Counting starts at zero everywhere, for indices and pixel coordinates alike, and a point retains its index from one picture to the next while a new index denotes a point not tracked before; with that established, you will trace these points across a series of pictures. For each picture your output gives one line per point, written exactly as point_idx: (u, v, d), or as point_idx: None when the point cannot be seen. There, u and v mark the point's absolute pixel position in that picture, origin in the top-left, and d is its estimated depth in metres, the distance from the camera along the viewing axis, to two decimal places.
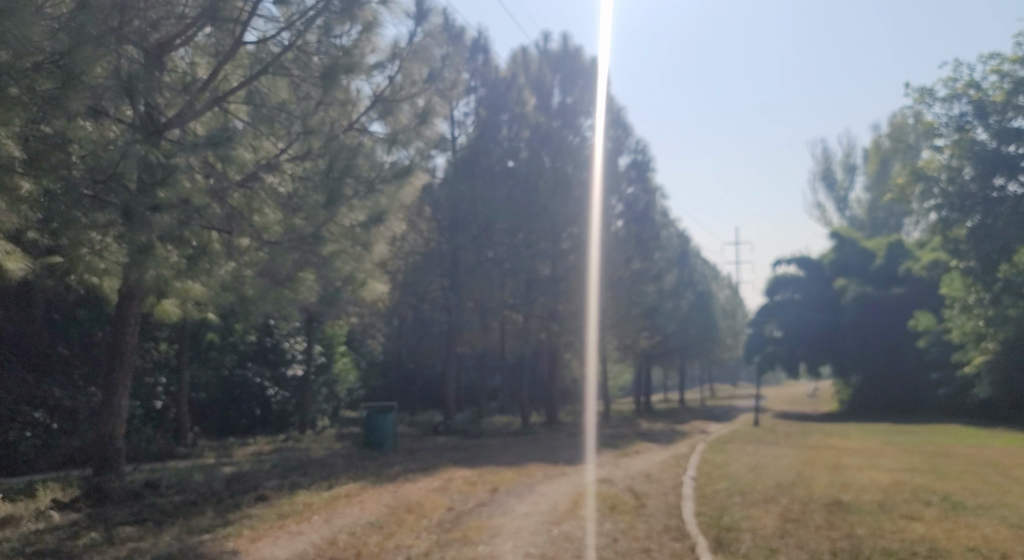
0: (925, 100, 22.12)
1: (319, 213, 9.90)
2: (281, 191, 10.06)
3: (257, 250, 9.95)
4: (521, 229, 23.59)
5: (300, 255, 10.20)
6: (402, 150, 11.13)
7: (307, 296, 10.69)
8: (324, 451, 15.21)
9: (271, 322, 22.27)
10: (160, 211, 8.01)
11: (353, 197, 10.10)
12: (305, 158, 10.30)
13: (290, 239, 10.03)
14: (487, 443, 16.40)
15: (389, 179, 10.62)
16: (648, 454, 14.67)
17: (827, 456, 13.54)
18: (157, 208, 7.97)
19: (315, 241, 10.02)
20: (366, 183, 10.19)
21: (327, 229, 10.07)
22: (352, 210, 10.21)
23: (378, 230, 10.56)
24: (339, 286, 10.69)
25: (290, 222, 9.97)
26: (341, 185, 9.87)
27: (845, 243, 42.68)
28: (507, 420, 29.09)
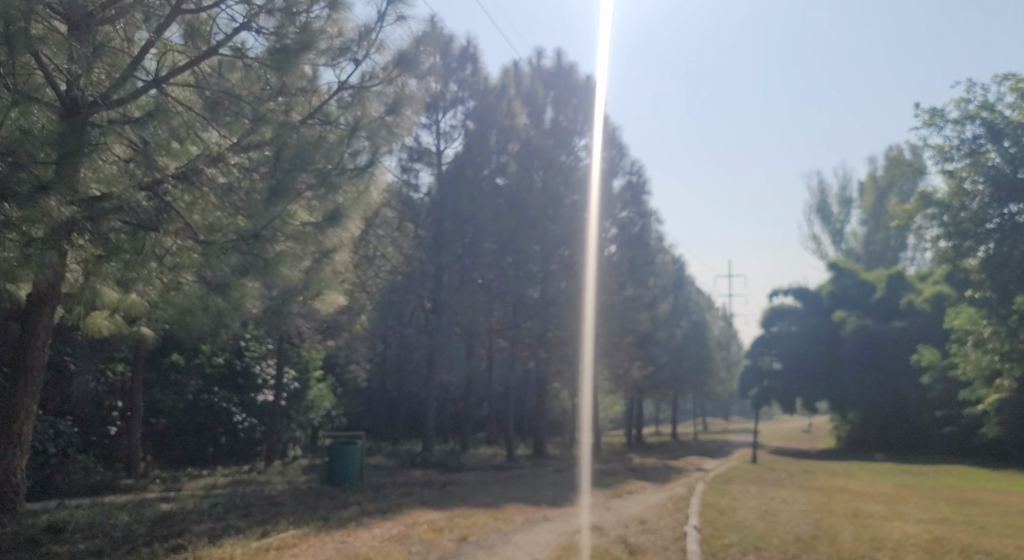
0: (935, 122, 20.99)
1: (267, 212, 8.62)
2: (222, 182, 8.70)
3: (188, 251, 8.56)
4: (510, 249, 22.47)
5: (245, 262, 8.71)
6: (365, 143, 9.56)
7: (251, 308, 9.18)
8: (284, 485, 13.81)
9: (242, 343, 20.85)
10: (50, 192, 6.99)
11: (306, 190, 8.92)
12: (248, 150, 9.00)
13: (232, 241, 8.66)
14: (465, 478, 14.99)
15: (349, 176, 9.25)
16: (643, 494, 13.28)
17: (843, 502, 12.15)
18: (45, 189, 6.97)
19: (254, 239, 8.65)
20: (320, 176, 8.97)
21: (274, 227, 8.71)
22: (304, 211, 9.02)
23: (338, 232, 9.21)
24: (293, 292, 9.43)
25: (230, 222, 8.70)
26: (291, 177, 8.69)
27: (844, 274, 41.55)
28: (492, 453, 27.66)
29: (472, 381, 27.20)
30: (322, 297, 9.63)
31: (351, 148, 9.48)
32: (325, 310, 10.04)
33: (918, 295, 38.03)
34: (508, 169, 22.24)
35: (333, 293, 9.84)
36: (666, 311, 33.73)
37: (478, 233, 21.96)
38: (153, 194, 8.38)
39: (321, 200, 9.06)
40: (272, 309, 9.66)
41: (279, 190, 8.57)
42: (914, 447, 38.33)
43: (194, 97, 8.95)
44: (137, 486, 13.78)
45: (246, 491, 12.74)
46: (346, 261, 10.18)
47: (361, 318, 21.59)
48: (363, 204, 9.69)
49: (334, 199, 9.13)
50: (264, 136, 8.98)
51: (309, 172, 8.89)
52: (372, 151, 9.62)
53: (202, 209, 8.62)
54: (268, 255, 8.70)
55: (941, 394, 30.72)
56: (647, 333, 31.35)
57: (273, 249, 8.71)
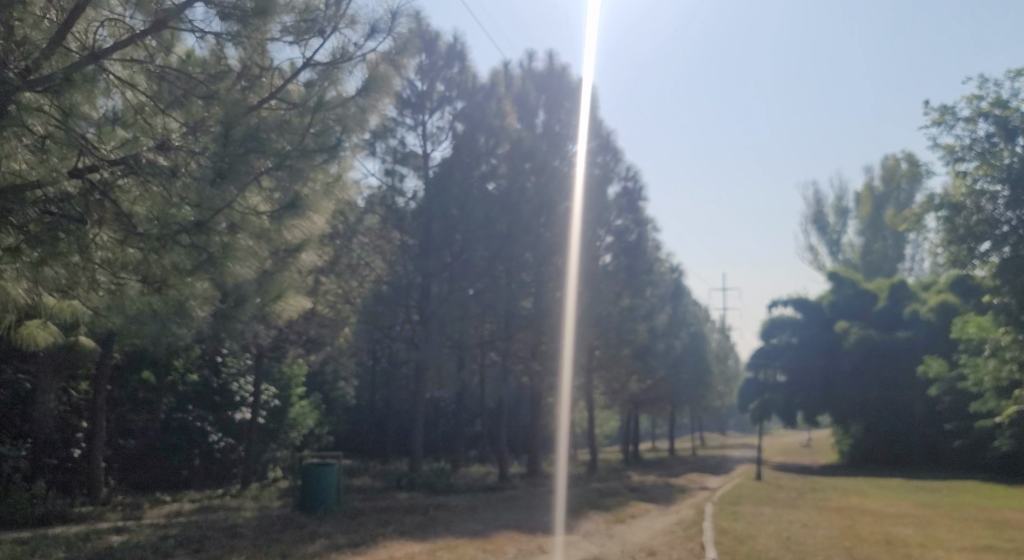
0: (945, 119, 20.00)
1: (213, 199, 7.54)
2: (163, 165, 7.49)
3: (122, 243, 7.44)
4: (501, 256, 21.19)
5: (193, 259, 7.48)
6: (334, 122, 8.31)
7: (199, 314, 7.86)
8: (255, 512, 12.64)
9: (218, 357, 20.04)
10: None
11: (262, 174, 7.89)
12: (196, 131, 7.74)
13: (174, 230, 7.44)
14: (453, 502, 13.84)
15: (311, 157, 8.08)
16: (648, 518, 12.14)
17: (869, 525, 11.03)
18: None
19: (196, 228, 7.50)
20: (277, 157, 7.88)
21: (225, 217, 7.67)
22: (256, 194, 7.95)
23: (294, 224, 8.08)
24: (247, 293, 8.12)
25: (175, 212, 7.45)
26: (244, 158, 7.64)
27: (844, 284, 40.54)
28: (484, 471, 26.48)
29: (463, 397, 26.07)
30: (285, 300, 8.37)
31: (315, 127, 8.21)
32: (290, 316, 8.72)
33: (923, 305, 37.06)
34: (499, 172, 21.11)
35: (296, 295, 8.55)
36: (665, 323, 32.67)
37: (468, 241, 20.66)
38: (91, 182, 7.41)
39: (279, 183, 8.01)
40: (224, 314, 8.16)
41: (226, 174, 7.54)
42: (920, 461, 37.29)
43: (141, 78, 7.86)
44: (92, 516, 12.55)
45: (210, 520, 11.58)
46: (311, 261, 9.14)
47: (345, 330, 20.54)
48: (333, 190, 8.60)
49: (295, 184, 8.06)
50: (215, 115, 7.75)
51: (266, 157, 7.83)
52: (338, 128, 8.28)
53: (149, 202, 7.46)
54: (214, 249, 7.51)
55: (950, 407, 29.67)
56: (645, 345, 30.27)
57: (223, 240, 7.57)
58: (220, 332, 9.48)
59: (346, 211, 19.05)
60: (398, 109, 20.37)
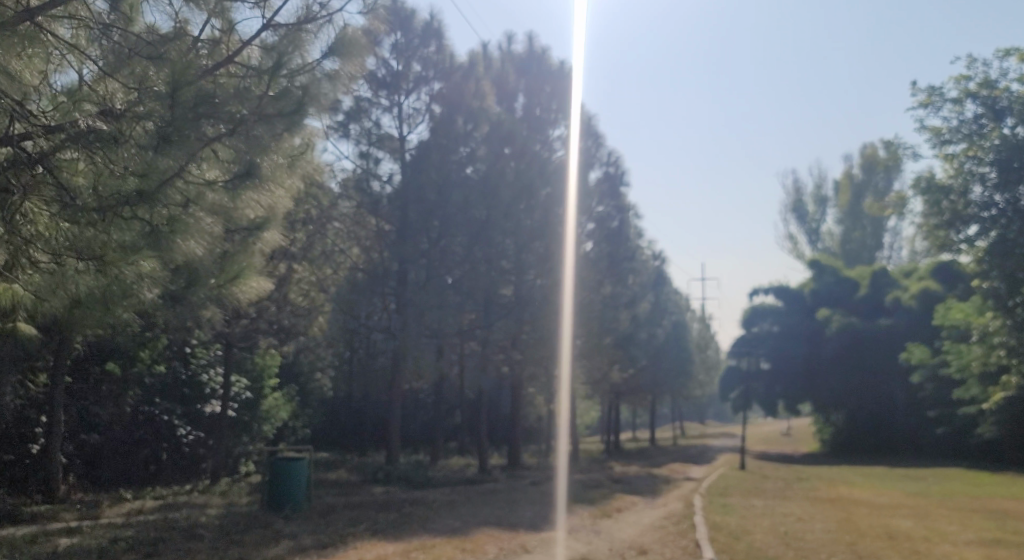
0: (932, 101, 19.58)
1: (160, 167, 6.96)
2: (102, 128, 6.78)
3: (54, 218, 6.80)
4: (480, 241, 20.38)
5: (139, 235, 6.89)
6: (294, 79, 7.62)
7: (146, 295, 7.13)
8: (222, 509, 12.02)
9: (187, 348, 19.13)
10: None
11: (217, 141, 7.33)
12: (143, 95, 6.99)
13: (115, 202, 6.87)
14: (432, 497, 13.29)
15: (269, 119, 7.48)
16: (636, 512, 11.63)
17: (866, 518, 10.56)
18: None
19: (140, 200, 6.89)
20: (231, 119, 7.33)
21: (172, 188, 7.03)
22: (208, 160, 7.36)
23: (254, 196, 7.54)
24: (202, 274, 7.82)
25: (117, 182, 6.91)
26: (191, 123, 7.07)
27: (825, 271, 40.32)
28: (464, 463, 25.93)
29: (441, 387, 25.49)
30: (243, 281, 7.86)
31: (274, 90, 7.56)
32: (249, 297, 8.10)
33: (905, 292, 36.87)
34: (478, 155, 20.17)
35: (257, 274, 8.01)
36: (646, 311, 32.21)
37: (445, 227, 20.02)
38: (29, 155, 6.84)
39: (235, 147, 7.42)
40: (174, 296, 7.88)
41: (174, 140, 6.96)
42: (901, 449, 37.18)
43: (82, 39, 7.06)
44: (46, 515, 11.86)
45: (172, 519, 10.97)
46: (275, 240, 8.52)
47: (318, 320, 19.50)
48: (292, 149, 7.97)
49: (252, 148, 7.46)
50: (161, 76, 7.00)
51: (218, 121, 7.28)
52: (301, 87, 7.60)
53: (92, 175, 6.96)
54: (160, 223, 6.90)
55: (932, 395, 29.49)
56: (627, 333, 29.81)
57: (171, 212, 6.99)
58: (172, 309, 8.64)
59: (320, 196, 18.80)
60: (372, 89, 19.69)
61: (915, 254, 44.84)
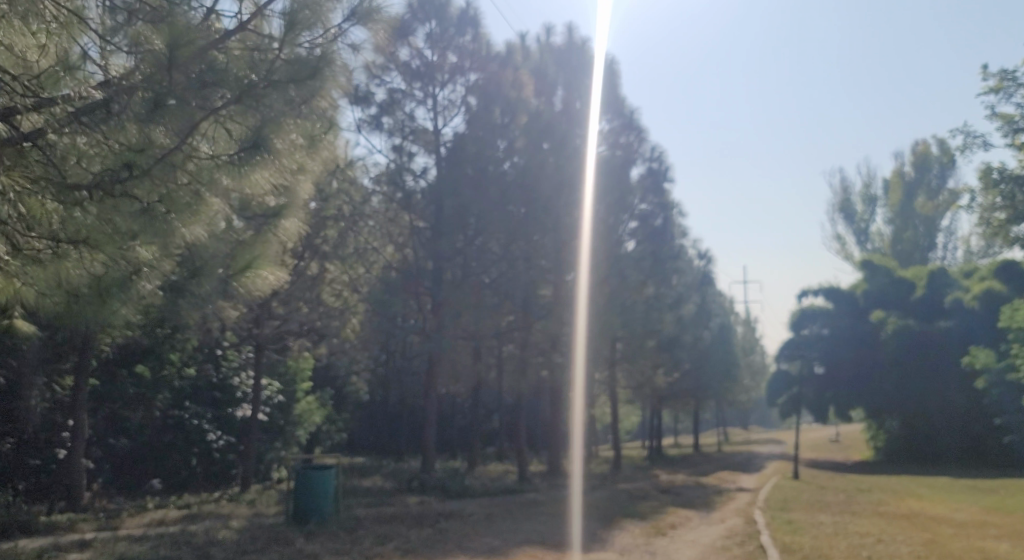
0: (1004, 86, 18.30)
1: (156, 143, 6.39)
2: (93, 98, 6.17)
3: (38, 197, 6.28)
4: (518, 238, 19.37)
5: (130, 215, 6.33)
6: (310, 41, 6.75)
7: (145, 285, 6.73)
8: (246, 521, 11.20)
9: (219, 351, 18.64)
10: None
11: (222, 110, 6.52)
12: (140, 61, 6.29)
13: (104, 179, 6.31)
14: (469, 508, 12.36)
15: (281, 85, 6.57)
16: (694, 529, 10.61)
17: (956, 540, 9.46)
18: None
19: (131, 177, 6.30)
20: (238, 87, 6.50)
21: (174, 161, 6.47)
22: (209, 131, 6.57)
23: (263, 170, 6.65)
24: (207, 260, 7.15)
25: (108, 157, 6.31)
26: (192, 91, 6.37)
27: (878, 272, 38.71)
28: (503, 470, 25.04)
29: (479, 391, 24.61)
30: (254, 271, 7.16)
31: (287, 54, 6.67)
32: (264, 290, 7.36)
33: (965, 294, 35.14)
34: (517, 147, 19.30)
35: (271, 263, 7.29)
36: (692, 312, 31.01)
37: (482, 226, 19.08)
38: (16, 131, 6.13)
39: (243, 115, 6.56)
40: (178, 286, 7.22)
41: (169, 107, 6.27)
42: (959, 457, 35.50)
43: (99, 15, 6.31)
44: (61, 526, 11.14)
45: (189, 532, 10.19)
46: (294, 230, 7.68)
47: (353, 321, 19.43)
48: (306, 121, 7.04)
49: (262, 114, 6.57)
50: (159, 36, 6.20)
51: (222, 85, 6.47)
52: (318, 56, 6.69)
53: (86, 153, 6.35)
54: (157, 206, 6.34)
55: (998, 401, 27.90)
56: (672, 335, 28.67)
57: (170, 193, 6.40)
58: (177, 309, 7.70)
59: (350, 187, 18.17)
60: (405, 82, 18.92)
61: (972, 255, 42.98)
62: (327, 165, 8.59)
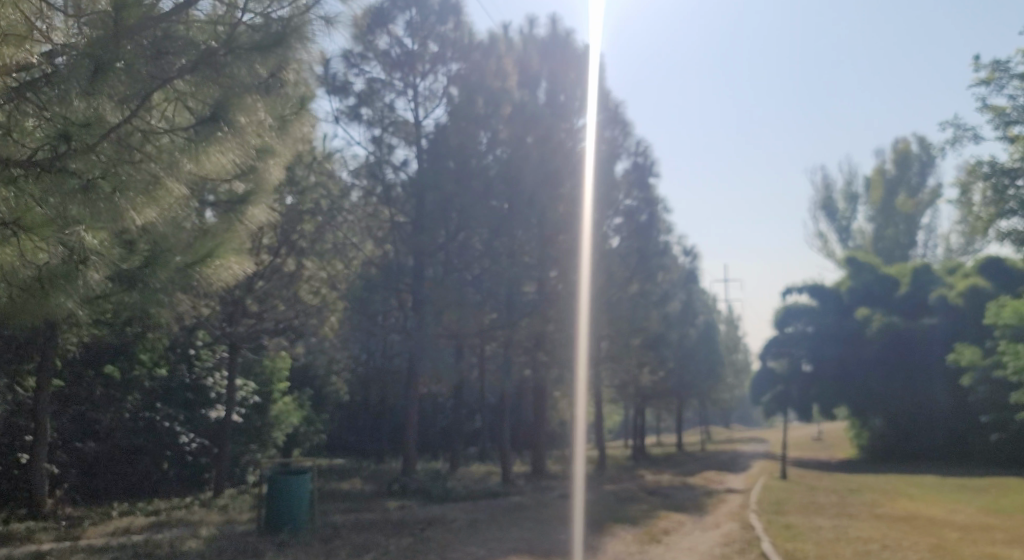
0: (995, 77, 18.00)
1: (104, 118, 5.91)
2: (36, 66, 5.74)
3: None
4: (502, 234, 18.79)
5: (69, 193, 5.76)
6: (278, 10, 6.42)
7: (93, 274, 6.06)
8: (215, 530, 10.61)
9: (191, 350, 17.89)
10: None
11: (177, 78, 6.24)
12: (86, 25, 5.93)
13: (42, 157, 5.82)
14: (451, 514, 11.83)
15: (243, 51, 6.21)
16: (688, 534, 10.16)
17: (961, 544, 9.09)
18: None
19: (71, 152, 5.80)
20: (196, 53, 6.22)
21: (126, 131, 6.16)
22: (165, 109, 6.40)
23: (223, 145, 6.21)
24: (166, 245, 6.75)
25: (50, 132, 5.77)
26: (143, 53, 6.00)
27: (863, 269, 38.53)
28: (486, 471, 24.52)
29: (461, 390, 24.07)
30: (217, 260, 6.61)
31: (248, 20, 6.37)
32: (230, 280, 6.78)
33: (949, 290, 34.95)
34: (500, 138, 18.67)
35: (236, 251, 6.75)
36: (677, 310, 30.60)
37: (465, 220, 18.52)
38: None
39: (199, 88, 6.28)
40: (129, 277, 6.63)
41: (114, 71, 5.68)
42: (944, 455, 35.36)
43: None
44: (17, 536, 10.47)
45: (153, 542, 9.59)
46: (262, 217, 7.29)
47: (331, 318, 18.84)
48: (273, 97, 6.72)
49: (217, 84, 6.27)
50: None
51: (178, 51, 6.21)
52: (283, 22, 6.30)
53: (26, 130, 5.88)
54: (103, 183, 5.84)
55: (984, 398, 27.71)
56: (657, 333, 28.26)
57: (119, 172, 5.96)
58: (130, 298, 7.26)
59: (327, 180, 17.73)
60: (385, 71, 18.33)
61: (953, 252, 42.93)
62: (298, 147, 8.05)
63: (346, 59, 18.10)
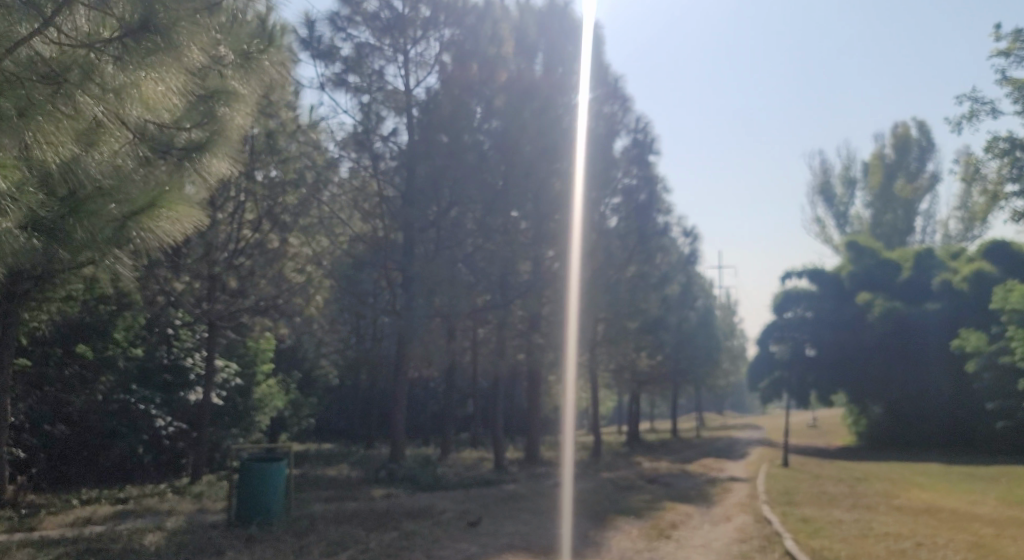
0: (1015, 48, 17.14)
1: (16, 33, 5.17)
2: None
3: None
4: (496, 210, 17.75)
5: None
6: None
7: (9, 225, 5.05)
8: (182, 520, 9.73)
9: (170, 329, 16.92)
10: None
11: None
12: None
13: None
14: (440, 505, 10.99)
15: None
16: (697, 528, 9.34)
17: (998, 542, 8.32)
18: None
19: None
20: None
21: (45, 51, 5.47)
22: (96, 24, 5.53)
23: (166, 68, 5.58)
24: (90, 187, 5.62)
25: None
26: None
27: (865, 253, 37.72)
28: (478, 458, 23.72)
29: (452, 374, 23.21)
30: (159, 210, 5.69)
31: None
32: (177, 236, 5.88)
33: (954, 275, 34.38)
34: (495, 107, 17.72)
35: (185, 203, 5.89)
36: (676, 293, 29.74)
37: (457, 197, 17.59)
38: None
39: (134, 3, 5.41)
40: (53, 227, 5.49)
41: None
42: (945, 443, 34.67)
43: None
44: None
45: (110, 534, 8.68)
46: (222, 168, 6.60)
47: (317, 297, 17.78)
48: (218, 16, 5.97)
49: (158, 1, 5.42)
50: None
51: None
52: None
53: None
54: (5, 106, 5.07)
55: (988, 386, 26.95)
56: (656, 316, 27.47)
57: (31, 95, 5.21)
58: (68, 263, 6.24)
59: (312, 150, 16.71)
60: (374, 36, 17.39)
61: (952, 238, 42.19)
62: (262, 97, 7.26)
63: (332, 23, 17.16)
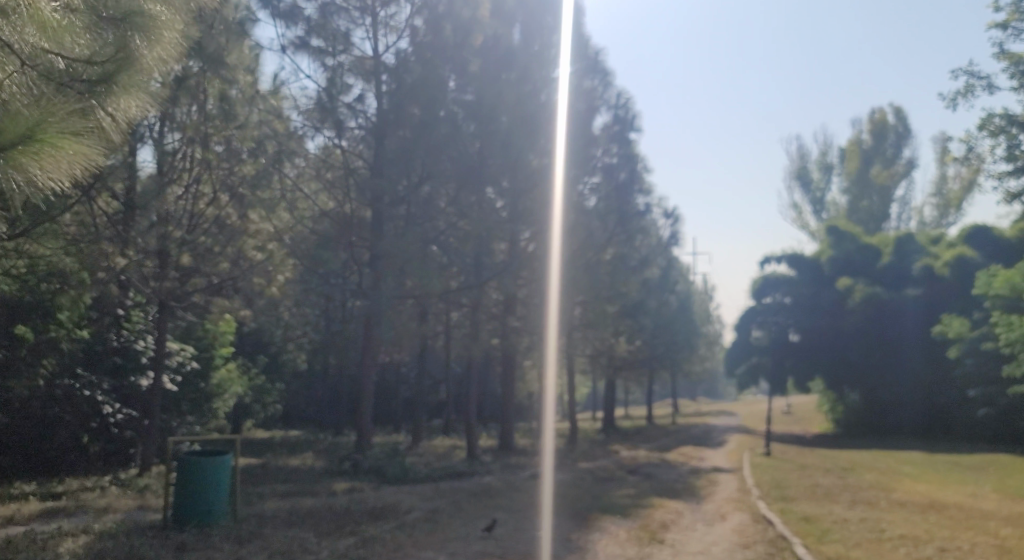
0: (1015, 20, 16.35)
1: None
2: None
3: None
4: (469, 186, 16.75)
5: None
6: None
7: None
8: (113, 521, 8.66)
9: (120, 311, 15.80)
10: None
11: None
12: None
13: None
14: (407, 502, 10.00)
15: None
16: (691, 529, 8.44)
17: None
18: None
19: None
20: None
21: None
22: None
23: None
24: None
25: None
26: None
27: (845, 238, 37.09)
28: (449, 446, 22.72)
29: (424, 359, 22.23)
30: (41, 145, 4.68)
31: None
32: (60, 180, 4.83)
33: (935, 261, 33.92)
34: (467, 75, 16.78)
35: (77, 140, 4.85)
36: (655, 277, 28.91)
37: (428, 170, 16.50)
38: None
39: None
40: None
41: None
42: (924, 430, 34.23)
43: None
44: None
45: (25, 539, 7.59)
46: (133, 109, 5.60)
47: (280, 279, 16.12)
48: None
49: None
50: None
51: None
52: None
53: None
54: None
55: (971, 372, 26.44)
56: (635, 300, 26.64)
57: None
58: None
59: (273, 119, 15.63)
60: None
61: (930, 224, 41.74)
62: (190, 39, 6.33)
63: None
